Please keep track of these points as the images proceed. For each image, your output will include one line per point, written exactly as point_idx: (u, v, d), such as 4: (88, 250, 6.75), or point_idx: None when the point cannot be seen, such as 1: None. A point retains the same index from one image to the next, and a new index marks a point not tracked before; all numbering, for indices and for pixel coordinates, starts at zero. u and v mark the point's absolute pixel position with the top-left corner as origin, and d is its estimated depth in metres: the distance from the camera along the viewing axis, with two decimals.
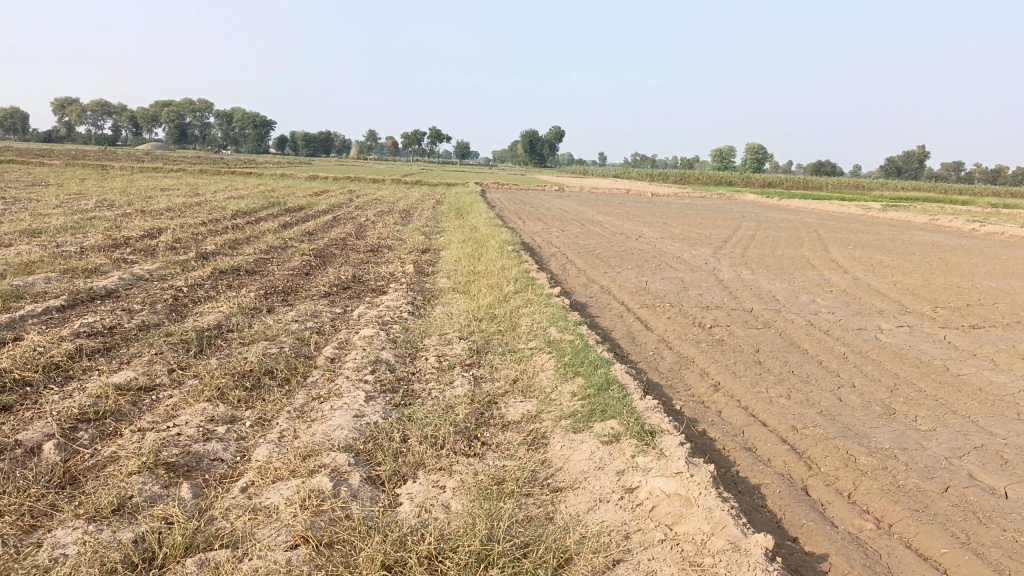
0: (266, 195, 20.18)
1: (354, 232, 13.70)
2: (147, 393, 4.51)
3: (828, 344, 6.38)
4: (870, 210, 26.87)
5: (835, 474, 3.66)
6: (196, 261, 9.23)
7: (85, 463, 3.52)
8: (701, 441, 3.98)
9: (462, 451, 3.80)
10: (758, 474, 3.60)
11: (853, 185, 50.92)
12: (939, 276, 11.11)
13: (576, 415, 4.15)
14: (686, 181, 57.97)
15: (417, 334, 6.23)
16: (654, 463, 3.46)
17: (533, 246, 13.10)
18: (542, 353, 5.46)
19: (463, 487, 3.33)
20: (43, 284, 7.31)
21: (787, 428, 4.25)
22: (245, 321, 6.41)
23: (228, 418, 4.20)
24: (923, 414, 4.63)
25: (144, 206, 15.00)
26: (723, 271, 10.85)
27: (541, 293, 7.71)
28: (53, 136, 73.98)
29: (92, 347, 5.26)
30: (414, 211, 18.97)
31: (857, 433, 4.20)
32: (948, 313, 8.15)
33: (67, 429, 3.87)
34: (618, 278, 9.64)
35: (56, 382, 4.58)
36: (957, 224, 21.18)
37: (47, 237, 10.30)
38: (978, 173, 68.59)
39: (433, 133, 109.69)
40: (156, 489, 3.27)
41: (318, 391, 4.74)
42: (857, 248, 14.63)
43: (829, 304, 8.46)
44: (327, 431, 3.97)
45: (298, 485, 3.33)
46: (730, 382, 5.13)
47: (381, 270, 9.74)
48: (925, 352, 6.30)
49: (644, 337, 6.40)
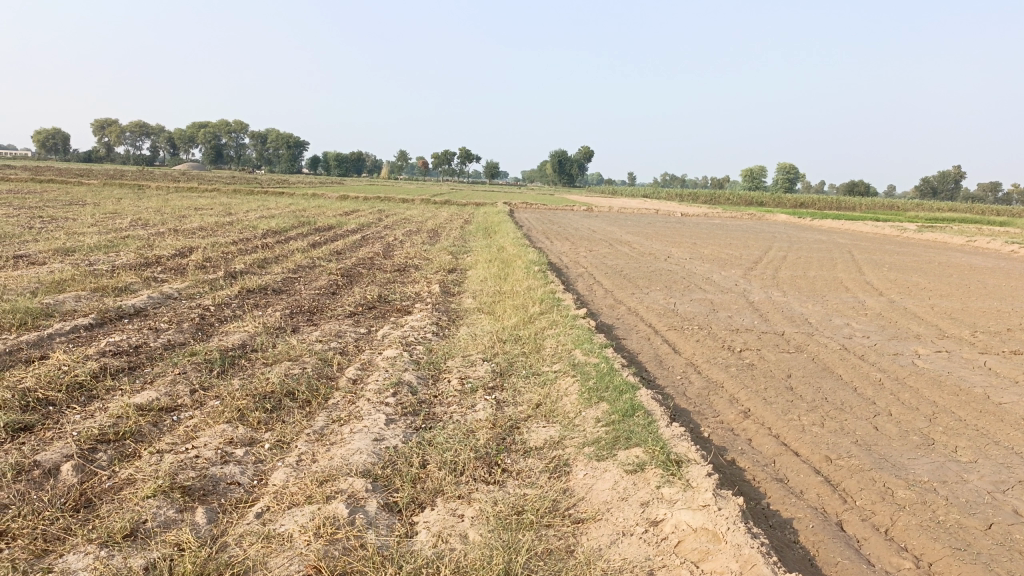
0: (296, 215, 20.31)
1: (381, 251, 13.72)
2: (168, 413, 4.49)
3: (863, 369, 6.20)
4: (904, 230, 26.40)
5: (871, 509, 3.50)
6: (224, 280, 9.29)
7: (102, 486, 3.48)
8: (729, 471, 3.84)
9: (482, 478, 3.71)
10: (790, 508, 3.45)
11: (888, 207, 50.08)
12: (978, 298, 10.83)
13: (600, 441, 4.03)
14: (717, 201, 57.66)
15: (441, 355, 6.17)
16: (679, 494, 3.33)
17: (560, 265, 13.04)
18: (566, 376, 5.35)
19: (482, 516, 3.23)
20: (73, 302, 7.38)
21: (820, 459, 4.09)
22: (269, 340, 6.40)
23: (247, 440, 4.16)
24: (963, 445, 4.44)
25: (177, 225, 15.19)
26: (754, 292, 10.67)
27: (567, 315, 7.61)
28: (93, 156, 75.58)
29: (116, 366, 5.27)
30: (442, 230, 19.04)
31: (893, 465, 4.03)
32: (988, 337, 7.90)
33: (86, 450, 3.84)
34: (646, 299, 9.51)
35: (78, 402, 4.58)
36: (996, 245, 20.72)
37: (81, 255, 10.46)
38: (1017, 194, 67.34)
39: (463, 152, 110.36)
40: (170, 514, 3.22)
41: (338, 413, 4.68)
42: (893, 270, 14.34)
43: (864, 327, 8.24)
44: (346, 455, 3.90)
45: (313, 511, 3.26)
46: (760, 409, 4.98)
47: (408, 289, 9.72)
48: (964, 378, 6.09)
49: (672, 361, 6.26)
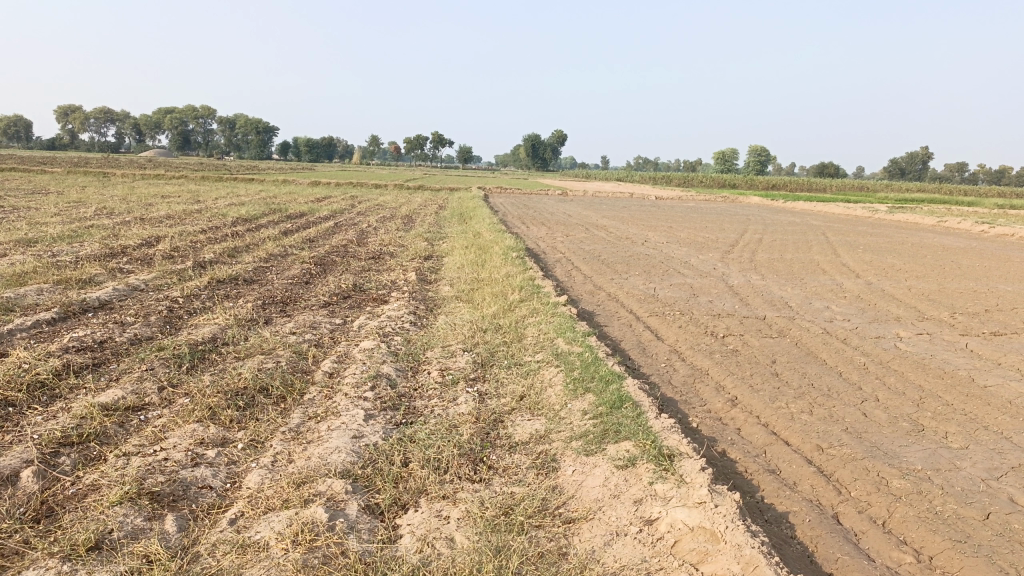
0: (267, 202, 19.94)
1: (355, 238, 13.47)
2: (135, 413, 4.29)
3: (847, 354, 6.14)
4: (876, 212, 26.56)
5: (867, 500, 3.41)
6: (193, 270, 9.02)
7: (65, 493, 3.29)
8: (721, 464, 3.74)
9: (466, 477, 3.56)
10: (785, 501, 3.35)
11: (860, 188, 50.51)
12: (953, 280, 10.88)
13: (588, 435, 3.90)
14: (690, 184, 57.96)
15: (419, 346, 6.00)
16: (674, 491, 3.21)
17: (538, 251, 12.90)
18: (549, 367, 5.22)
19: (468, 517, 3.09)
20: (35, 295, 7.09)
21: (811, 448, 4.01)
22: (240, 333, 6.18)
23: (219, 441, 3.97)
24: (953, 430, 4.38)
25: (143, 214, 14.81)
26: (733, 276, 10.60)
27: (548, 302, 7.47)
28: (57, 143, 73.65)
29: (80, 363, 5.03)
30: (416, 217, 18.79)
31: (886, 453, 3.96)
32: (967, 319, 7.90)
33: (47, 454, 3.63)
34: (625, 285, 9.40)
35: (40, 402, 4.35)
36: (967, 225, 20.95)
37: (43, 246, 10.10)
38: (982, 174, 68.41)
39: (435, 136, 109.32)
40: (137, 523, 3.04)
41: (315, 410, 4.50)
42: (868, 252, 14.37)
43: (844, 310, 8.20)
44: (324, 454, 3.74)
45: (290, 516, 3.09)
46: (747, 396, 4.89)
47: (383, 277, 9.52)
48: (948, 361, 6.05)
49: (655, 348, 6.16)
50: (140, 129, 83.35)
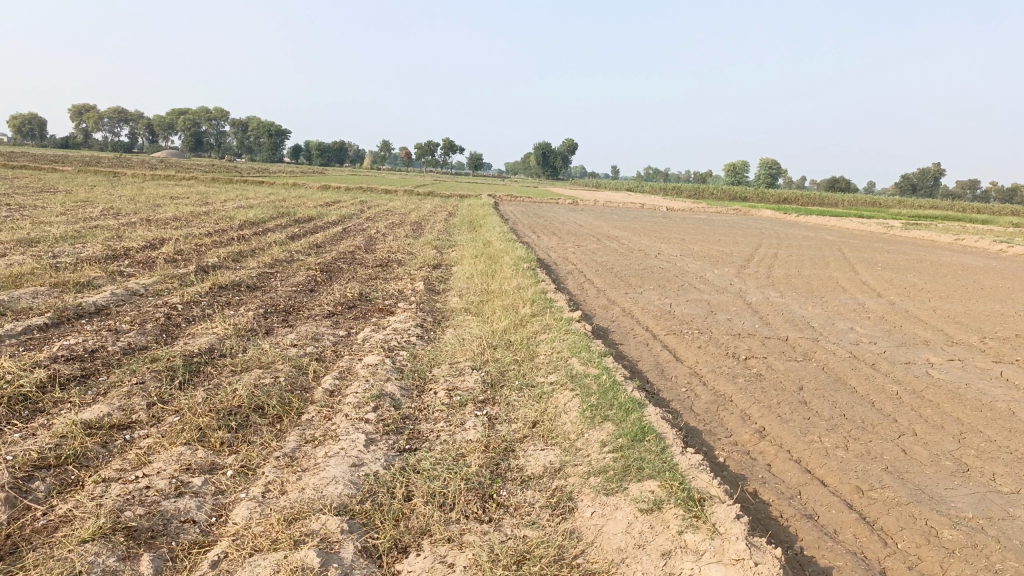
0: (275, 205, 19.61)
1: (363, 245, 13.16)
2: (120, 432, 3.99)
3: (879, 381, 5.80)
4: (891, 227, 26.20)
5: (917, 554, 3.08)
6: (195, 275, 8.73)
7: (33, 525, 2.99)
8: (754, 508, 3.42)
9: (474, 516, 3.24)
10: (828, 554, 3.03)
11: (872, 203, 50.18)
12: (979, 301, 10.51)
13: (608, 471, 3.59)
14: (700, 194, 57.68)
15: (426, 362, 5.69)
16: (706, 543, 2.90)
17: (549, 262, 12.59)
18: (564, 390, 4.90)
19: (476, 567, 2.78)
20: (28, 298, 6.81)
21: (851, 490, 3.67)
22: (239, 344, 5.88)
23: (206, 466, 3.67)
24: (1001, 471, 4.04)
25: (150, 215, 14.58)
26: (750, 293, 10.29)
27: (561, 317, 7.15)
28: (69, 142, 73.75)
29: (67, 374, 4.74)
30: (425, 223, 18.52)
31: (932, 497, 3.62)
32: (998, 344, 7.55)
33: (21, 478, 3.34)
34: (641, 300, 9.07)
35: (20, 417, 4.06)
36: (985, 242, 20.56)
37: (43, 247, 9.84)
38: (995, 191, 67.99)
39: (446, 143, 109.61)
40: (109, 563, 2.73)
41: (312, 432, 4.20)
42: (887, 269, 13.99)
43: (869, 332, 7.86)
44: (320, 485, 3.43)
45: (279, 560, 2.79)
46: (776, 427, 4.56)
47: (389, 287, 9.21)
48: (985, 391, 5.71)
49: (675, 370, 5.84)
50: (153, 130, 83.73)
